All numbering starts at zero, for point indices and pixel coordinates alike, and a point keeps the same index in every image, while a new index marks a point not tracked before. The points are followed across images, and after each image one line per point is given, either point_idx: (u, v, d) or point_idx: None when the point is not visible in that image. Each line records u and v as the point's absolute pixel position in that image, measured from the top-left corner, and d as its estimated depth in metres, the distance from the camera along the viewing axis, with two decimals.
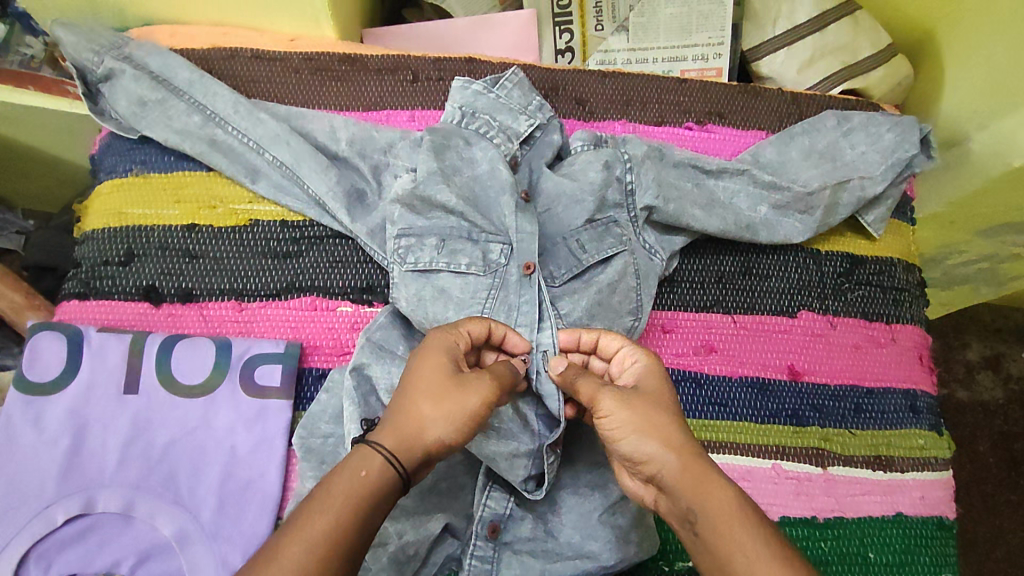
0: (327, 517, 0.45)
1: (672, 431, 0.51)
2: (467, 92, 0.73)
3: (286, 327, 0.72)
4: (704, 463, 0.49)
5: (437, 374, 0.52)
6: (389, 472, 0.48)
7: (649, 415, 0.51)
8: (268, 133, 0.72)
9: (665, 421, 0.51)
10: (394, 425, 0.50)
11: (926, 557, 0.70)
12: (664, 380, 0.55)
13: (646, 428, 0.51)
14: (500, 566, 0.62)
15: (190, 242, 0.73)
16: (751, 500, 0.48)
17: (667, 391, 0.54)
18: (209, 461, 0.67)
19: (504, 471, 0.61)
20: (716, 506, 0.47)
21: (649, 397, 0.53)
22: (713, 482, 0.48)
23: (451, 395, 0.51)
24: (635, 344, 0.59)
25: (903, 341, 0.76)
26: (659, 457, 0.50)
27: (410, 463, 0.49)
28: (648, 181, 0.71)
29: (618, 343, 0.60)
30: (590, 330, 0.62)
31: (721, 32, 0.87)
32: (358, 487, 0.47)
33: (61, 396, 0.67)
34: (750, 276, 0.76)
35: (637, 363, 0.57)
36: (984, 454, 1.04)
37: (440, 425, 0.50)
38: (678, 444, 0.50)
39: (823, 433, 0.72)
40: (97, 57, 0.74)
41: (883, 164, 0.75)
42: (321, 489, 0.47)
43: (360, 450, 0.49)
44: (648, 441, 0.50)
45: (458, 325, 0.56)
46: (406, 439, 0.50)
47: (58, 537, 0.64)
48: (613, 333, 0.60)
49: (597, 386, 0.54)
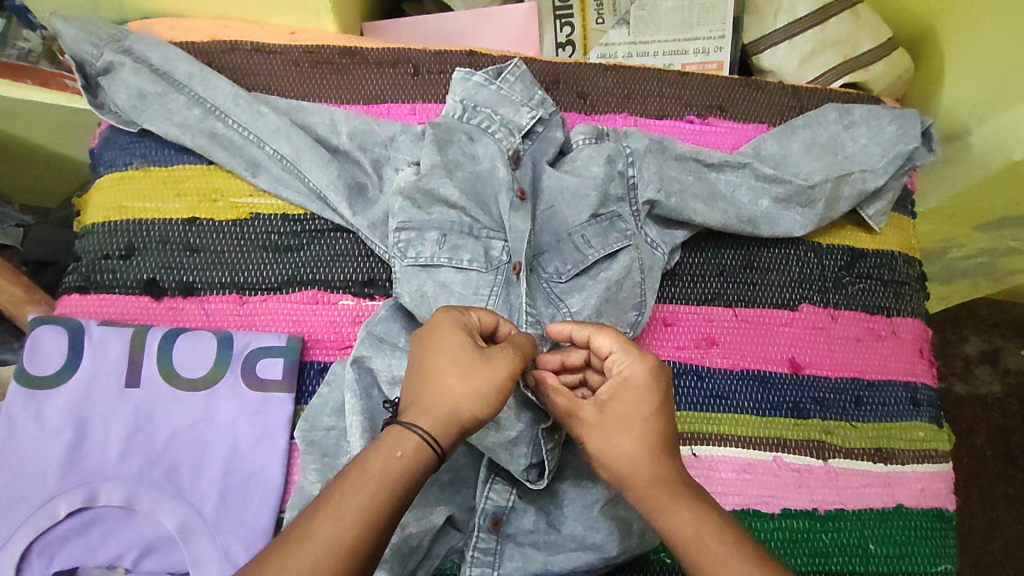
0: (362, 498, 0.46)
1: (639, 457, 0.52)
2: (468, 84, 0.73)
3: (287, 321, 0.72)
4: (671, 485, 0.51)
5: (461, 352, 0.52)
6: (425, 453, 0.49)
7: (610, 444, 0.53)
8: (268, 126, 0.72)
9: (629, 450, 0.52)
10: (426, 405, 0.50)
11: (926, 549, 0.70)
12: (641, 398, 0.53)
13: (605, 458, 0.53)
14: (502, 558, 0.63)
15: (192, 235, 0.73)
16: (719, 517, 0.49)
17: (641, 409, 0.53)
18: (210, 454, 0.67)
19: (506, 462, 0.62)
20: (673, 533, 0.49)
21: (614, 420, 0.53)
22: (676, 505, 0.50)
23: (481, 372, 0.51)
24: (626, 348, 0.55)
25: (903, 335, 0.77)
26: (624, 483, 0.52)
27: (446, 442, 0.50)
28: (650, 175, 0.71)
29: (609, 346, 0.56)
30: (582, 327, 0.58)
31: (722, 26, 0.87)
32: (393, 468, 0.47)
33: (62, 389, 0.67)
34: (750, 269, 0.76)
35: (616, 375, 0.55)
36: (982, 447, 1.04)
37: (472, 402, 0.51)
38: (638, 472, 0.51)
39: (823, 426, 0.73)
40: (97, 50, 0.73)
41: (884, 157, 0.76)
42: (355, 469, 0.47)
43: (393, 432, 0.49)
44: (608, 469, 0.53)
45: (468, 308, 0.56)
46: (440, 418, 0.50)
47: (60, 530, 0.64)
48: (606, 333, 0.56)
49: (567, 407, 0.56)
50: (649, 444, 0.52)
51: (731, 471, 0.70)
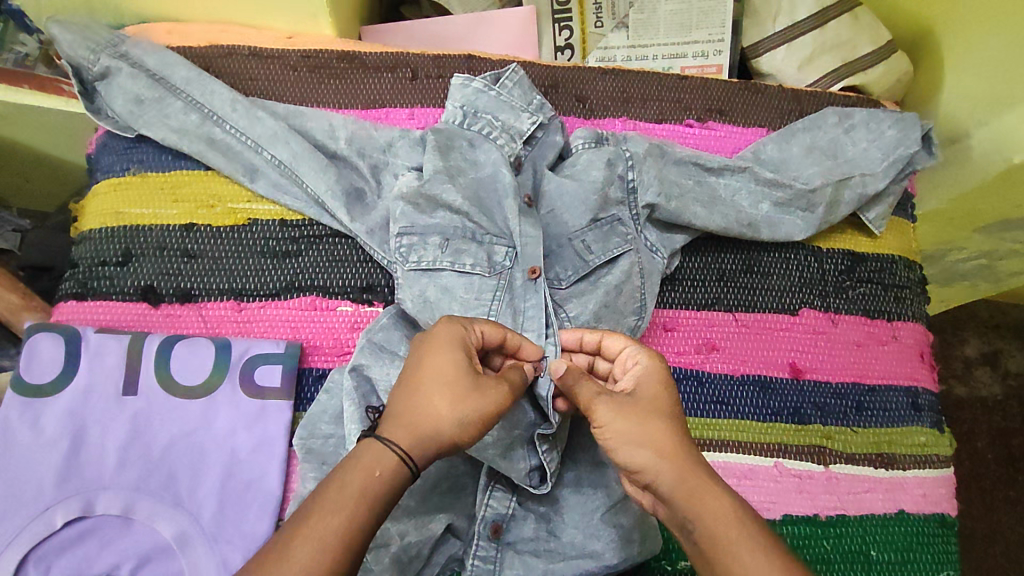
0: (339, 519, 0.45)
1: (670, 440, 0.50)
2: (468, 90, 0.72)
3: (285, 327, 0.71)
4: (700, 472, 0.49)
5: (454, 374, 0.52)
6: (402, 472, 0.48)
7: (648, 424, 0.51)
8: (266, 132, 0.72)
9: (663, 431, 0.51)
10: (409, 422, 0.50)
11: (928, 555, 0.70)
12: (666, 386, 0.54)
13: (643, 439, 0.50)
14: (502, 566, 0.62)
15: (187, 242, 0.73)
16: (747, 506, 0.48)
17: (667, 398, 0.53)
18: (209, 462, 0.66)
19: (506, 469, 0.61)
20: (709, 519, 0.47)
21: (644, 404, 0.52)
22: (709, 492, 0.48)
23: (470, 399, 0.51)
24: (637, 345, 0.58)
25: (904, 339, 0.76)
26: (654, 468, 0.49)
27: (422, 461, 0.50)
28: (649, 179, 0.70)
29: (622, 344, 0.59)
30: (593, 331, 0.62)
31: (721, 29, 0.87)
32: (370, 487, 0.47)
33: (59, 398, 0.66)
34: (750, 274, 0.75)
35: (635, 366, 0.57)
36: (983, 450, 1.04)
37: (455, 427, 0.50)
38: (671, 454, 0.49)
39: (824, 432, 0.72)
40: (93, 55, 0.73)
41: (885, 161, 0.75)
42: (334, 483, 0.47)
43: (374, 447, 0.49)
44: (641, 452, 0.50)
45: (473, 321, 0.56)
46: (421, 437, 0.50)
47: (57, 539, 0.63)
48: (618, 334, 0.60)
49: (598, 391, 0.54)
50: (677, 425, 0.52)
51: (732, 477, 0.70)
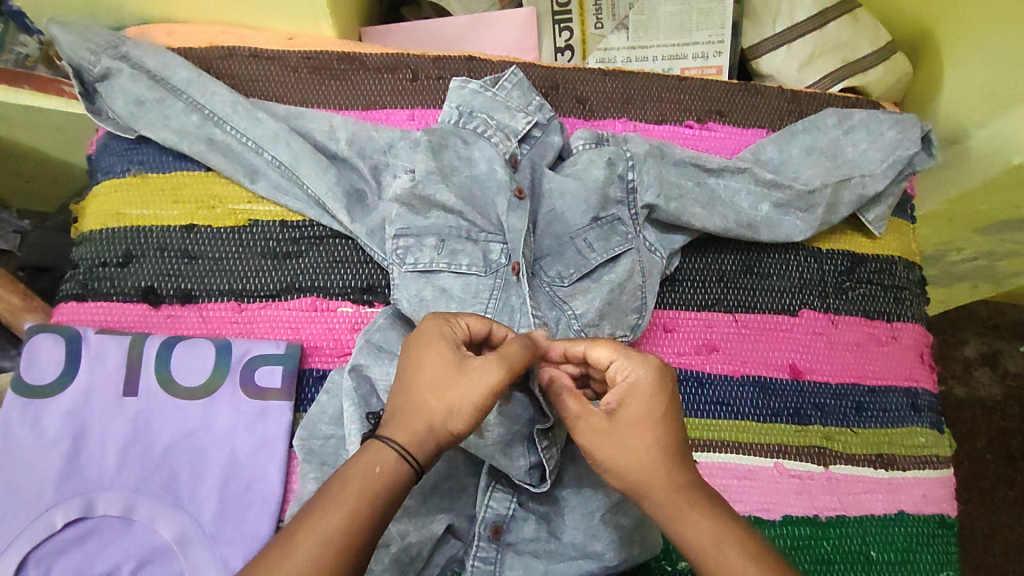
0: (340, 515, 0.46)
1: (654, 462, 0.50)
2: (464, 92, 0.73)
3: (286, 327, 0.71)
4: (686, 493, 0.50)
5: (440, 366, 0.51)
6: (402, 468, 0.48)
7: (619, 454, 0.51)
8: (266, 133, 0.72)
9: (645, 454, 0.51)
10: (404, 420, 0.50)
11: (927, 555, 0.70)
12: (649, 405, 0.52)
13: (620, 465, 0.51)
14: (503, 567, 0.62)
15: (188, 242, 0.73)
16: (738, 523, 0.49)
17: (650, 417, 0.52)
18: (209, 464, 0.66)
19: (505, 467, 0.62)
20: (696, 540, 0.48)
21: (626, 426, 0.52)
22: (694, 514, 0.49)
23: (456, 385, 0.50)
24: (626, 355, 0.55)
25: (903, 341, 0.76)
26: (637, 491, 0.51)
27: (423, 456, 0.49)
28: (649, 180, 0.70)
29: (607, 356, 0.56)
30: (575, 342, 0.57)
31: (721, 30, 0.87)
32: (370, 485, 0.47)
33: (59, 399, 0.66)
34: (749, 274, 0.76)
35: (623, 382, 0.54)
36: (982, 450, 1.04)
37: (448, 417, 0.50)
38: (654, 478, 0.50)
39: (824, 433, 0.72)
40: (94, 57, 0.73)
41: (884, 162, 0.75)
42: (335, 483, 0.47)
43: (372, 447, 0.49)
44: (622, 477, 0.51)
45: (456, 315, 0.55)
46: (418, 432, 0.50)
47: (58, 540, 0.63)
48: (603, 345, 0.56)
49: (576, 412, 0.54)
50: (662, 445, 0.51)
51: (732, 478, 0.70)
